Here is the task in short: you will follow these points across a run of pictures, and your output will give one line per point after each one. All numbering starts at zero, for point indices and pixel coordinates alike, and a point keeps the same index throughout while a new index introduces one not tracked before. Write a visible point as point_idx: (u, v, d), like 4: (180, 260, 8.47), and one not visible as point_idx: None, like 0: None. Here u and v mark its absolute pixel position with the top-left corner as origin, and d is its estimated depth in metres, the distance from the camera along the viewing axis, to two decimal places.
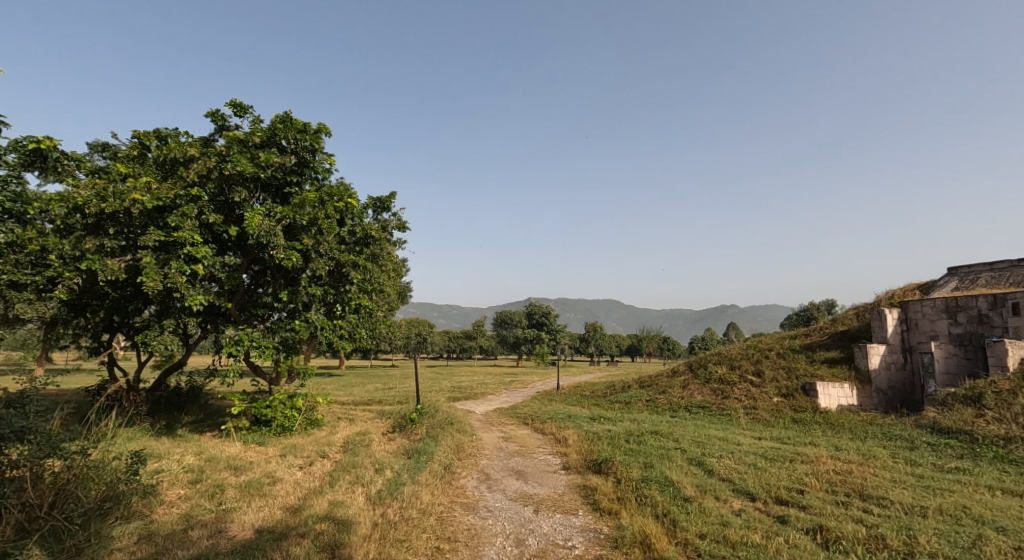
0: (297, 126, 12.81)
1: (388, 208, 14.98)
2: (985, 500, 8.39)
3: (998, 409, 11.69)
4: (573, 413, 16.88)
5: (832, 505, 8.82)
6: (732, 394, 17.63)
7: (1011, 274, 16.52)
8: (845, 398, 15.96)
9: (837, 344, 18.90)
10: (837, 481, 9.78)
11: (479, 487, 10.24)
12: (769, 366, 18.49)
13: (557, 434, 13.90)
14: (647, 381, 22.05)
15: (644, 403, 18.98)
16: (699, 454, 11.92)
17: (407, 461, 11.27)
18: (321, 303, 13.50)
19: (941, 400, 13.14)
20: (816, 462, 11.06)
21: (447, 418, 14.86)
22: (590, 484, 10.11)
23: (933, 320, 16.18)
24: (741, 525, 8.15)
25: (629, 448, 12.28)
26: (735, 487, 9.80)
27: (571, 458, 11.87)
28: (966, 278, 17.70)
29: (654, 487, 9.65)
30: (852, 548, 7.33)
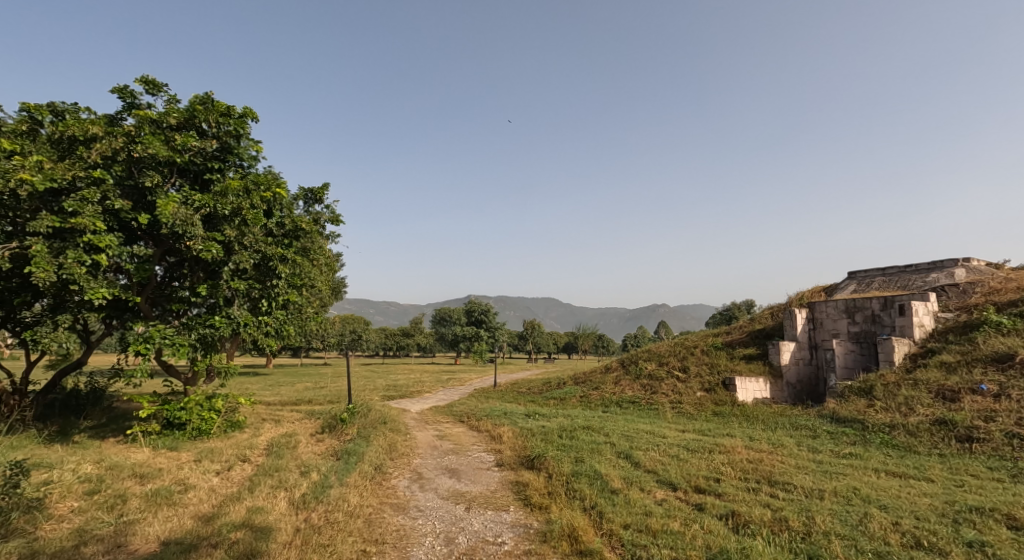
0: (220, 109, 12.18)
1: (321, 201, 14.48)
2: (873, 481, 9.20)
3: (886, 399, 12.86)
4: (509, 410, 17.03)
5: (744, 491, 9.40)
6: (660, 389, 18.37)
7: (899, 278, 18.20)
8: (760, 392, 17.01)
9: (754, 341, 20.11)
10: (749, 470, 10.41)
11: (410, 487, 10.13)
12: (694, 362, 19.43)
13: (492, 431, 13.95)
14: (582, 378, 22.57)
15: (578, 399, 19.41)
16: (628, 448, 12.33)
17: (335, 462, 10.96)
18: (245, 299, 12.81)
19: (840, 392, 14.28)
20: (732, 452, 11.72)
21: (381, 417, 14.55)
22: (523, 480, 10.22)
23: (835, 319, 17.55)
24: (661, 514, 8.53)
25: (561, 444, 12.53)
26: (659, 478, 10.24)
27: (504, 454, 11.95)
28: (863, 281, 19.32)
29: (583, 481, 9.91)
30: (758, 530, 7.84)
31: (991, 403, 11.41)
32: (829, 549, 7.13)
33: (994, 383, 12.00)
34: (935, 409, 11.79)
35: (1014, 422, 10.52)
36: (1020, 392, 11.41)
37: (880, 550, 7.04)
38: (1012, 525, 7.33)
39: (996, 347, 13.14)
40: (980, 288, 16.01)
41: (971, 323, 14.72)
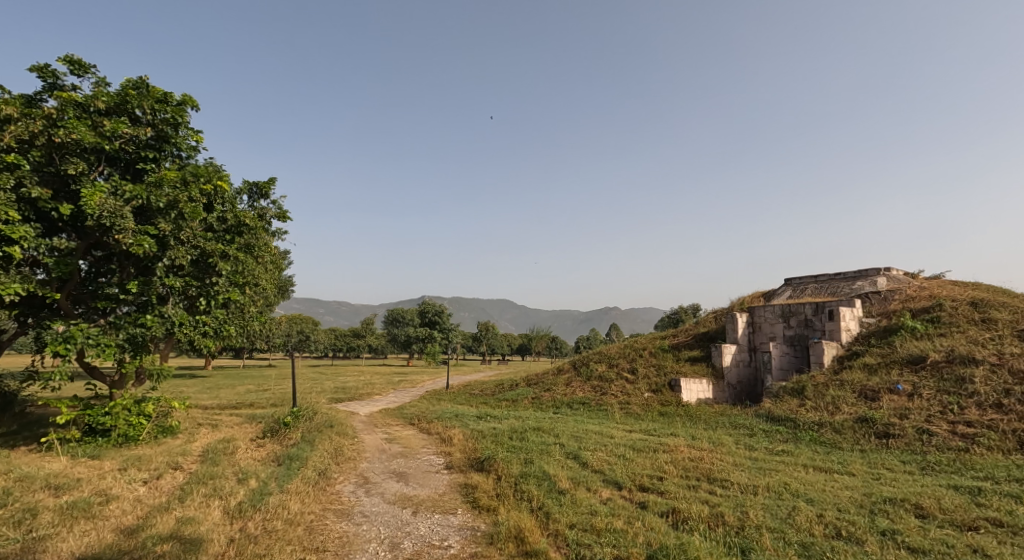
0: (156, 95, 11.55)
1: (267, 195, 13.94)
2: (802, 476, 9.65)
3: (815, 399, 13.53)
4: (460, 412, 16.87)
5: (686, 488, 9.66)
6: (609, 390, 18.68)
7: (830, 285, 19.23)
8: (703, 392, 17.55)
9: (698, 344, 20.77)
10: (690, 468, 10.71)
11: (356, 492, 9.87)
12: (642, 364, 19.86)
13: (442, 433, 13.80)
14: (534, 380, 22.67)
15: (529, 401, 19.47)
16: (576, 449, 12.46)
17: (275, 468, 10.55)
18: (180, 297, 12.13)
19: (775, 392, 14.93)
20: (675, 451, 12.05)
21: (326, 420, 14.14)
22: (471, 483, 10.15)
23: (772, 323, 18.43)
24: (606, 513, 8.66)
25: (511, 445, 12.52)
26: (605, 477, 10.40)
27: (454, 457, 11.84)
28: (797, 287, 20.30)
29: (531, 482, 9.94)
30: (696, 526, 8.08)
31: (905, 402, 12.21)
32: (759, 542, 7.41)
33: (909, 382, 12.84)
34: (858, 408, 12.51)
35: (926, 419, 11.28)
36: (931, 391, 12.26)
37: (804, 541, 7.35)
38: (921, 514, 7.81)
39: (911, 350, 14.08)
40: (899, 295, 17.13)
41: (891, 327, 15.72)
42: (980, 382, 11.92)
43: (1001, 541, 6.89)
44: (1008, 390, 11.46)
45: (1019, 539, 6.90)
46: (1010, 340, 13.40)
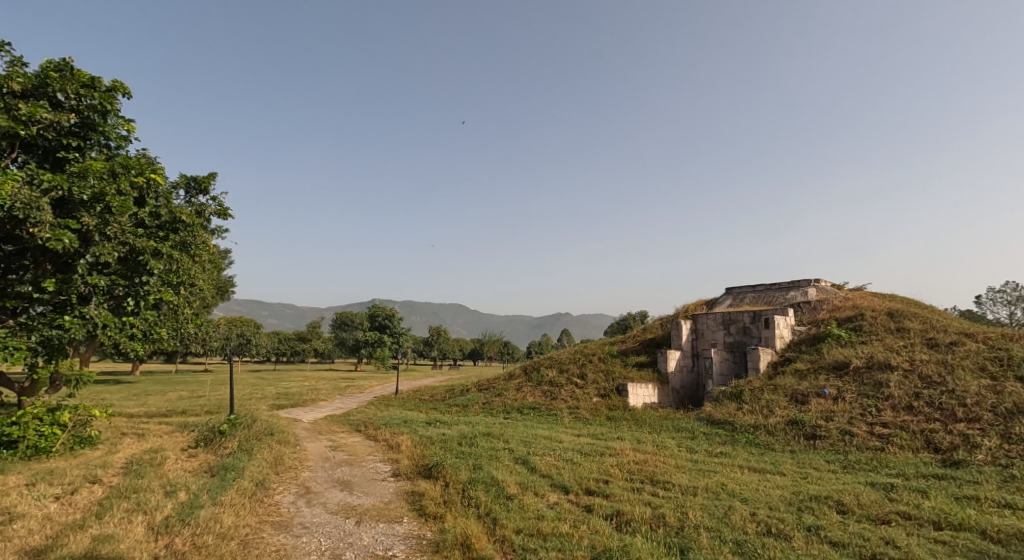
0: (81, 79, 10.96)
1: (205, 190, 13.40)
2: (738, 477, 10.09)
3: (752, 403, 14.18)
4: (409, 418, 16.67)
5: (629, 491, 9.91)
6: (559, 395, 18.91)
7: (766, 295, 20.21)
8: (649, 397, 18.03)
9: (645, 350, 21.34)
10: (635, 471, 10.99)
11: (296, 502, 9.60)
12: (591, 369, 20.22)
13: (389, 440, 13.60)
14: (485, 385, 22.65)
15: (479, 406, 19.45)
16: (525, 454, 12.55)
17: (210, 479, 10.11)
18: (105, 296, 11.44)
19: (715, 397, 15.53)
20: (621, 454, 12.34)
21: (266, 427, 13.67)
22: (418, 490, 10.05)
23: (714, 329, 19.18)
24: (552, 517, 8.77)
25: (460, 451, 12.48)
26: (553, 482, 10.54)
27: (400, 464, 11.69)
28: (737, 296, 21.22)
29: (479, 488, 9.95)
30: (639, 528, 8.31)
31: (832, 405, 12.97)
32: (697, 541, 7.69)
33: (834, 387, 13.65)
34: (790, 411, 13.20)
35: (848, 421, 12.03)
36: (854, 395, 13.08)
37: (739, 539, 7.69)
38: (842, 510, 8.31)
39: (837, 356, 14.98)
40: (827, 305, 18.19)
41: (819, 335, 16.67)
42: (895, 386, 12.82)
43: (910, 532, 7.43)
44: (919, 394, 12.38)
45: (926, 531, 7.47)
46: (922, 347, 14.47)
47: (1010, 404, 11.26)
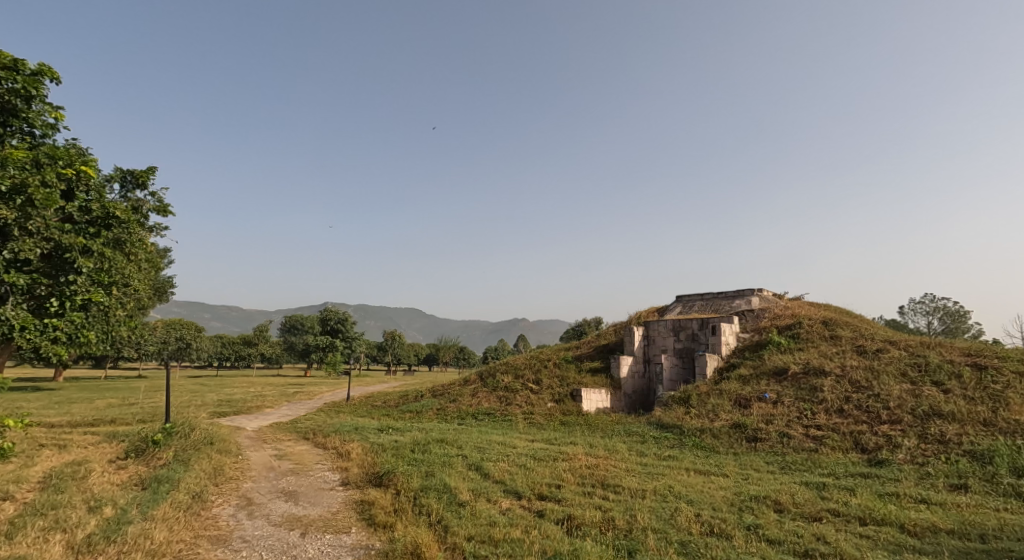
0: (3, 61, 10.26)
1: (143, 185, 12.72)
2: (684, 479, 10.40)
3: (699, 407, 14.65)
4: (360, 425, 16.36)
5: (580, 495, 10.06)
6: (514, 401, 18.98)
7: (713, 303, 20.95)
8: (602, 402, 18.33)
9: (599, 355, 21.71)
10: (587, 475, 11.17)
11: (236, 515, 9.27)
12: (547, 375, 20.39)
13: (339, 447, 13.31)
14: (440, 390, 22.47)
15: (433, 412, 19.29)
16: (478, 460, 12.54)
17: (139, 492, 9.61)
18: (25, 296, 10.58)
19: (664, 402, 15.95)
20: (573, 459, 12.50)
21: (206, 436, 13.12)
22: (368, 498, 9.88)
23: (664, 335, 19.74)
24: (505, 523, 8.81)
25: (412, 458, 12.35)
26: (506, 488, 10.58)
27: (350, 472, 11.46)
28: (686, 304, 21.90)
29: (431, 495, 9.89)
30: (589, 531, 8.45)
31: (772, 408, 13.56)
32: (644, 543, 7.88)
33: (774, 391, 14.29)
34: (734, 415, 13.72)
35: (786, 424, 12.62)
36: (792, 399, 13.74)
37: (684, 539, 7.93)
38: (779, 509, 8.70)
39: (778, 362, 15.68)
40: (769, 313, 19.03)
41: (761, 342, 17.42)
42: (829, 390, 13.54)
43: (838, 528, 7.86)
44: (849, 398, 13.12)
45: (853, 526, 7.91)
46: (852, 354, 15.35)
47: (928, 406, 12.09)
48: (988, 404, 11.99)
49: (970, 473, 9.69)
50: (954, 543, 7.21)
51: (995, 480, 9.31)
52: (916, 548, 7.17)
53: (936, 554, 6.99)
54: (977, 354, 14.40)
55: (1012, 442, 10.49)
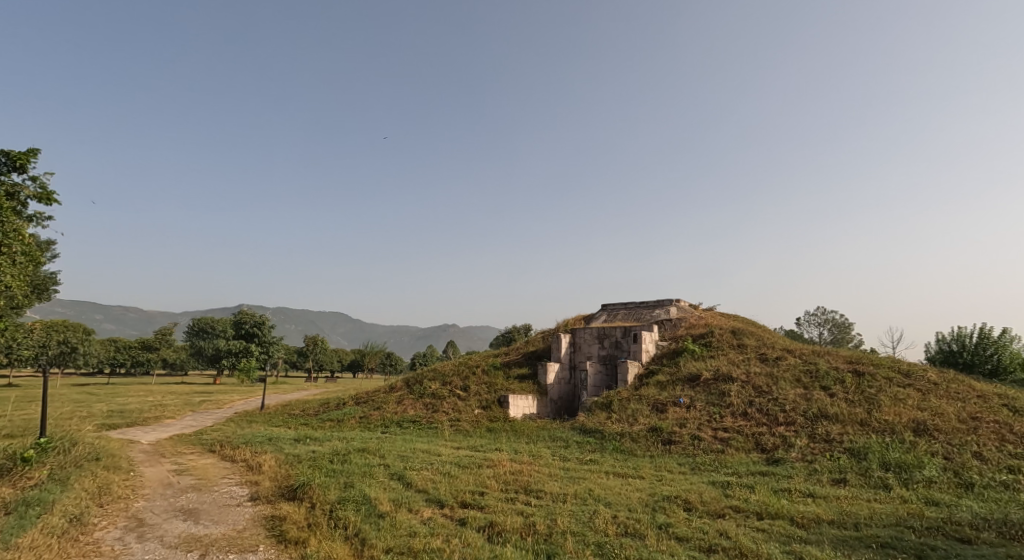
0: None
1: (23, 169, 11.00)
2: (603, 482, 10.67)
3: (620, 412, 15.12)
4: (274, 435, 15.56)
5: (503, 502, 10.07)
6: (441, 408, 18.74)
7: (635, 312, 21.77)
8: (529, 408, 18.48)
9: (526, 362, 21.92)
10: (511, 481, 11.19)
11: (122, 539, 8.50)
12: (474, 382, 20.31)
13: (249, 460, 12.55)
14: (363, 398, 21.80)
15: (355, 421, 18.69)
16: (400, 469, 12.24)
17: (2, 517, 8.54)
18: None
19: (587, 407, 16.32)
20: (497, 465, 12.51)
21: (91, 451, 11.95)
22: (279, 514, 9.37)
23: (590, 343, 20.33)
24: (425, 533, 8.65)
25: (330, 469, 11.89)
26: (428, 496, 10.41)
27: (261, 486, 10.82)
28: (611, 313, 22.59)
29: (349, 507, 9.55)
30: (509, 537, 8.46)
31: (686, 412, 14.23)
32: (563, 547, 7.99)
33: (687, 396, 15.00)
34: (651, 419, 14.28)
35: (697, 427, 13.30)
36: (704, 403, 14.49)
37: (601, 541, 8.11)
38: (689, 507, 9.11)
39: (692, 369, 16.50)
40: (685, 322, 19.99)
41: (677, 349, 18.31)
42: (735, 395, 14.39)
43: (738, 523, 8.34)
44: (752, 402, 14.01)
45: (752, 521, 8.42)
46: (756, 361, 16.43)
47: (817, 408, 13.13)
48: (865, 405, 13.21)
49: (848, 468, 10.63)
50: (834, 532, 7.84)
51: (868, 474, 10.26)
52: (802, 538, 7.73)
53: (820, 542, 7.58)
54: (858, 361, 15.85)
55: (884, 439, 11.62)
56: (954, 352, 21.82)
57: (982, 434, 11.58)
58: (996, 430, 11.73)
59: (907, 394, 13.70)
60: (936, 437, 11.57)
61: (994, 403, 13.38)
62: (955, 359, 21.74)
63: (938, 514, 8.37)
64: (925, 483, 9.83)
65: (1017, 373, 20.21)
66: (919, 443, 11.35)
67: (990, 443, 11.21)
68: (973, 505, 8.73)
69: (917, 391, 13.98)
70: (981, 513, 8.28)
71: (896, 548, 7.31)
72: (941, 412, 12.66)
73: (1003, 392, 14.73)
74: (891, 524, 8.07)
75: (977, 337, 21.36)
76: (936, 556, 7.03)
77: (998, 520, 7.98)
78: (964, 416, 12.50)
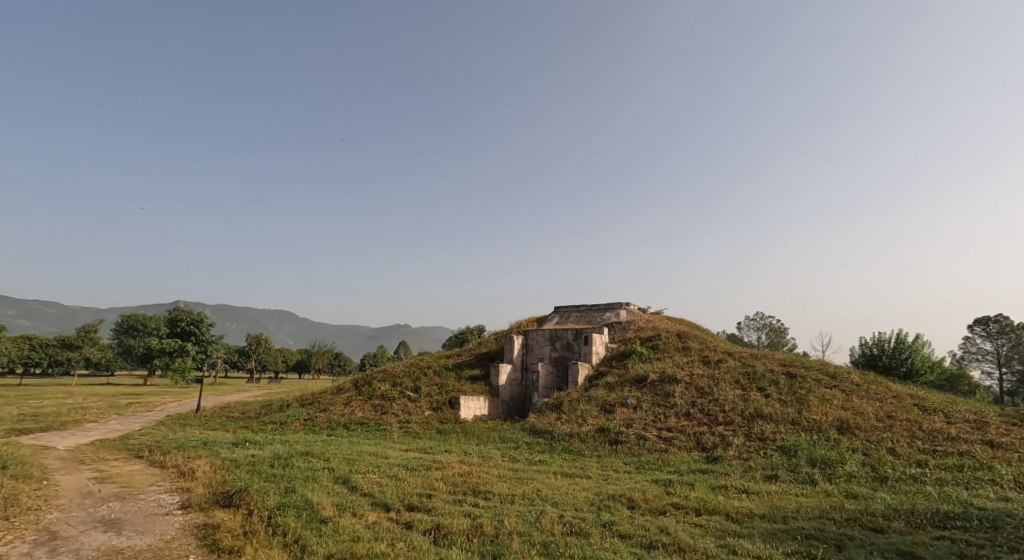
0: None
1: None
2: (551, 482, 10.69)
3: (569, 413, 15.23)
4: (211, 439, 14.81)
5: (451, 504, 9.91)
6: (391, 409, 18.37)
7: (586, 315, 22.02)
8: (480, 409, 18.37)
9: (478, 363, 21.80)
10: (459, 483, 11.05)
11: (32, 554, 7.84)
12: (425, 383, 20.01)
13: (181, 466, 11.86)
14: (309, 400, 21.12)
15: (300, 423, 18.06)
16: (346, 472, 11.88)
17: None
18: None
19: (538, 408, 16.37)
20: (447, 467, 12.34)
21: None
22: (212, 522, 8.89)
23: (542, 344, 20.46)
24: (369, 538, 8.39)
25: (271, 474, 11.40)
26: (374, 500, 10.13)
27: (193, 493, 10.25)
28: (563, 315, 22.76)
29: (289, 513, 9.17)
30: (455, 540, 8.32)
31: (633, 413, 14.48)
32: (509, 548, 7.93)
33: (634, 397, 15.27)
34: (599, 419, 14.45)
35: (643, 427, 13.56)
36: (650, 404, 14.79)
37: (546, 540, 8.10)
38: (632, 505, 9.23)
39: (639, 370, 16.83)
40: (633, 325, 20.36)
41: (626, 351, 18.66)
42: (679, 396, 14.76)
43: (678, 520, 8.51)
44: (695, 402, 14.40)
45: (690, 517, 8.61)
46: (699, 363, 16.92)
47: (753, 408, 13.62)
48: (795, 405, 13.81)
49: (779, 464, 11.06)
50: (765, 526, 8.11)
51: (797, 470, 10.70)
52: (735, 532, 7.96)
53: (751, 536, 7.82)
54: (791, 364, 16.57)
55: (811, 437, 12.17)
56: (874, 355, 23.15)
57: (897, 432, 12.31)
58: (908, 428, 12.49)
59: (833, 395, 14.42)
60: (857, 434, 12.21)
61: (907, 403, 14.27)
62: (873, 363, 23.07)
63: (857, 507, 8.80)
64: (846, 478, 10.33)
65: (927, 376, 21.74)
66: (842, 440, 11.95)
67: (902, 440, 11.92)
68: (887, 497, 9.23)
69: (842, 392, 14.73)
70: (894, 504, 8.76)
71: (819, 539, 7.62)
72: (862, 411, 13.38)
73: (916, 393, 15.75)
74: (815, 516, 8.43)
75: (895, 342, 22.78)
76: (853, 545, 7.38)
77: (909, 511, 8.46)
78: (882, 414, 13.26)
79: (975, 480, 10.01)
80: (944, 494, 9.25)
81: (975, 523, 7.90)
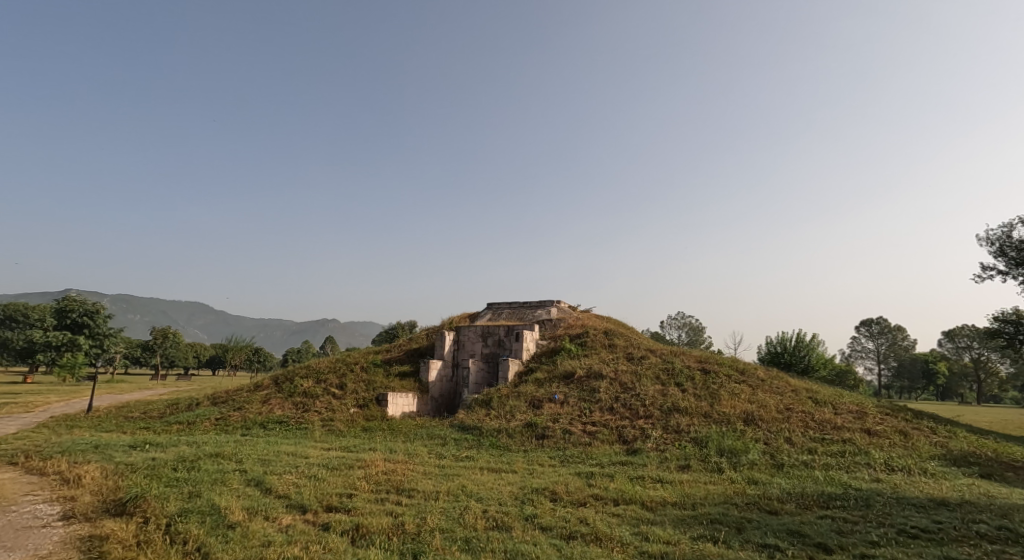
0: None
1: None
2: (476, 478, 10.59)
3: (498, 409, 15.17)
4: (105, 442, 13.56)
5: (372, 503, 9.57)
6: (313, 408, 17.58)
7: (519, 312, 22.08)
8: (408, 406, 17.93)
9: (409, 359, 21.35)
10: (382, 481, 10.70)
11: None
12: (351, 380, 19.32)
13: (65, 473, 10.74)
14: (222, 398, 19.85)
15: (210, 423, 16.91)
16: (260, 474, 11.21)
17: None
18: None
19: (467, 404, 16.22)
20: (370, 465, 11.95)
21: None
22: (100, 533, 8.09)
23: (473, 341, 20.34)
24: (281, 542, 7.93)
25: (174, 478, 10.56)
26: (289, 502, 9.61)
27: (78, 503, 9.29)
28: (495, 312, 22.71)
29: (191, 520, 8.49)
30: (375, 539, 8.03)
31: (561, 408, 14.65)
32: (430, 544, 7.75)
33: (562, 393, 15.47)
34: (526, 415, 14.51)
35: (568, 422, 13.75)
36: (576, 399, 15.01)
37: (468, 536, 7.98)
38: (554, 498, 9.29)
39: (567, 366, 17.06)
40: (564, 322, 20.63)
41: (555, 348, 18.89)
42: (604, 391, 15.07)
43: (597, 510, 8.66)
44: (619, 397, 14.75)
45: (608, 507, 8.77)
46: (624, 359, 17.41)
47: (671, 403, 14.12)
48: (708, 399, 14.48)
49: (692, 455, 11.54)
50: (675, 513, 8.40)
51: (708, 459, 11.21)
52: (648, 520, 8.19)
53: (663, 523, 8.07)
54: (707, 360, 17.36)
55: (721, 429, 12.78)
56: (778, 353, 24.68)
57: (793, 422, 13.18)
58: (803, 418, 13.42)
59: (741, 389, 15.25)
60: (760, 425, 12.95)
61: (802, 396, 15.37)
62: (777, 360, 24.65)
63: (756, 491, 9.31)
64: (748, 465, 10.93)
65: (821, 372, 23.55)
66: (748, 431, 12.64)
67: (797, 429, 12.79)
68: (782, 481, 9.84)
69: (749, 386, 15.61)
70: (787, 488, 9.34)
71: (723, 523, 7.98)
72: (765, 404, 14.24)
73: (811, 387, 16.98)
74: (720, 502, 8.84)
75: (796, 341, 24.46)
76: (751, 527, 7.78)
77: (801, 493, 9.06)
78: (782, 407, 14.18)
79: (855, 464, 10.89)
80: (829, 477, 9.99)
81: (852, 502, 8.56)
